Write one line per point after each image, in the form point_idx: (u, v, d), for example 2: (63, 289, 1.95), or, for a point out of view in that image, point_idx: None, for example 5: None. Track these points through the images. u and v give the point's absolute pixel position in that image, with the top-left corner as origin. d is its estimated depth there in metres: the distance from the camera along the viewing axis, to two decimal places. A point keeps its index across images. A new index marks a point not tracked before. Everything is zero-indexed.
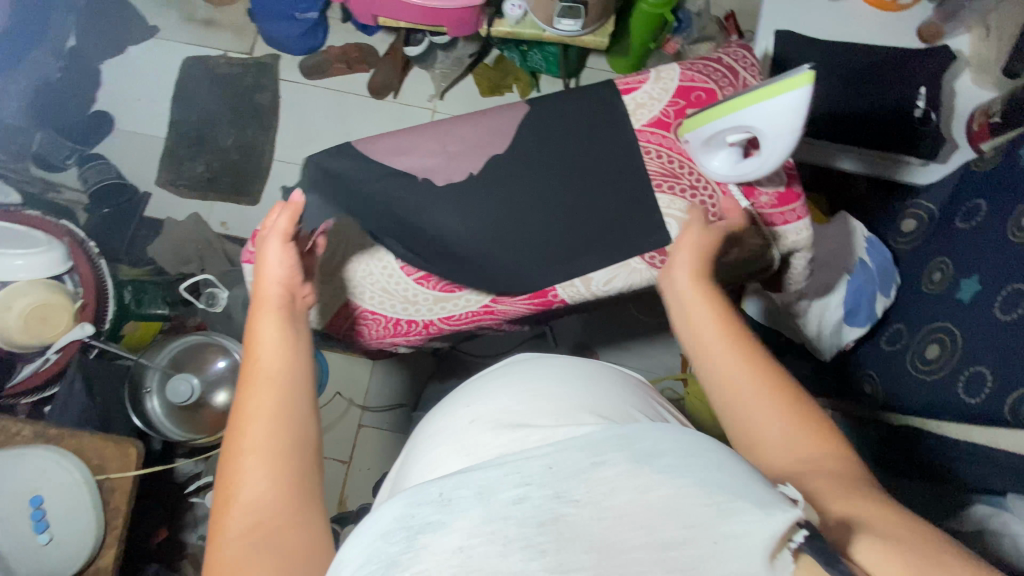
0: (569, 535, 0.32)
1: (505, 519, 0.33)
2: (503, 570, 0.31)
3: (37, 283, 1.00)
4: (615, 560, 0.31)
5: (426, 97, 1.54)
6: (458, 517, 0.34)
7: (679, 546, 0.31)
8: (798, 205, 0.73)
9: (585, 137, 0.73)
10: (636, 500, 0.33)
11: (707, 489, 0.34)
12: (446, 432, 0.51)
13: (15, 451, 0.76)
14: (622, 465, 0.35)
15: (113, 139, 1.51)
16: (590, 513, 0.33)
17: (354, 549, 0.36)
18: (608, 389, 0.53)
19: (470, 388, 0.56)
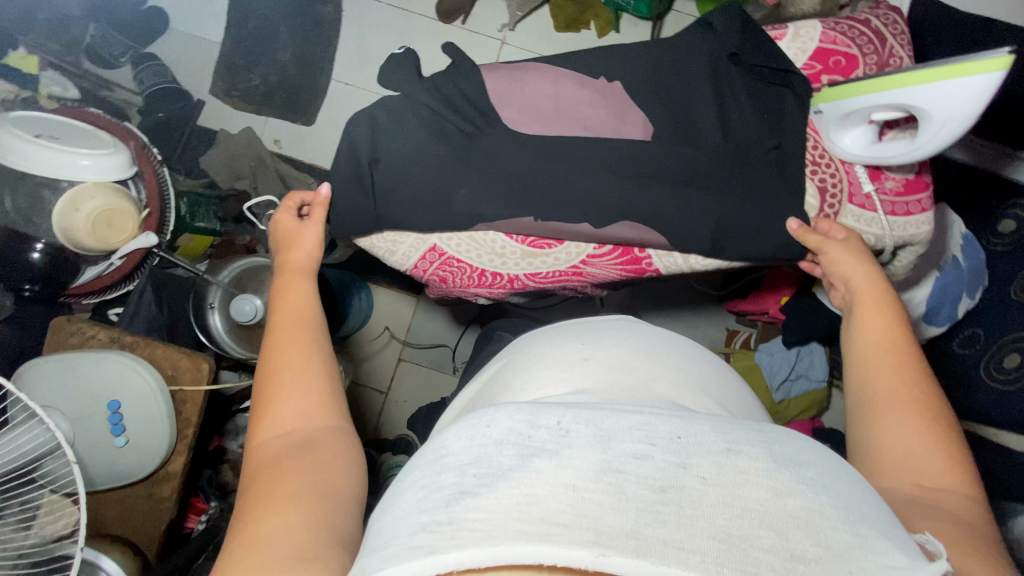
0: (691, 511, 0.30)
1: (623, 474, 0.31)
2: (615, 525, 0.29)
3: (103, 186, 0.97)
4: (738, 554, 0.28)
5: (497, 26, 1.44)
6: (573, 453, 0.32)
7: (813, 562, 0.28)
8: (924, 195, 0.68)
9: (714, 89, 0.66)
10: (769, 500, 0.30)
11: (853, 517, 0.30)
12: (552, 360, 0.49)
13: (94, 353, 0.78)
14: (760, 463, 0.32)
15: (167, 40, 1.44)
16: (714, 493, 0.31)
17: (458, 441, 0.35)
18: (705, 376, 0.51)
19: (577, 329, 0.55)
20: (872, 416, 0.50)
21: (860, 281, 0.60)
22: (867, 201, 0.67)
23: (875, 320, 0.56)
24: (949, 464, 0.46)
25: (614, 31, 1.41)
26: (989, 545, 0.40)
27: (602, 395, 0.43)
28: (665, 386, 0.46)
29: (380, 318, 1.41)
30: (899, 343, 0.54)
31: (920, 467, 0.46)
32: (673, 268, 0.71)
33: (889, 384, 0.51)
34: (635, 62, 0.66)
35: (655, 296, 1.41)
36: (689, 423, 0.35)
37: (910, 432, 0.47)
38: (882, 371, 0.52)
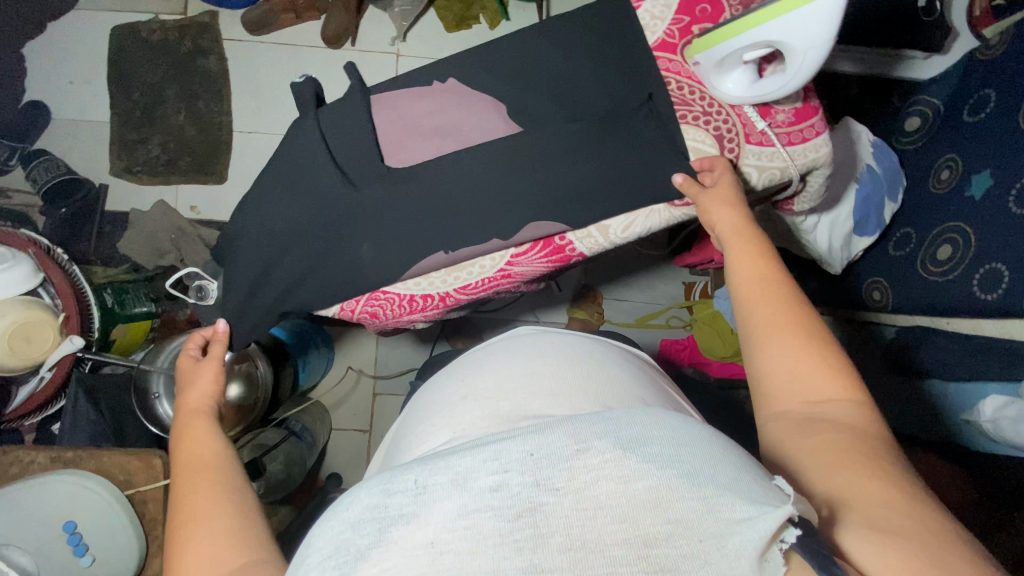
0: (546, 528, 0.33)
1: (481, 513, 0.33)
2: (477, 570, 0.31)
3: (11, 301, 0.92)
4: (595, 559, 0.32)
5: (388, 40, 1.42)
6: (429, 512, 0.34)
7: (662, 543, 0.32)
8: (817, 119, 0.68)
9: (586, 59, 0.70)
10: (619, 491, 0.34)
11: (699, 483, 0.34)
12: (444, 402, 0.55)
13: (36, 480, 0.74)
14: (607, 453, 0.35)
15: (51, 132, 1.37)
16: (568, 503, 0.33)
17: (323, 534, 0.36)
18: (604, 372, 0.54)
19: (477, 360, 0.60)
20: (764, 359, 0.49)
21: (734, 246, 0.57)
22: (764, 137, 0.68)
23: (751, 263, 0.54)
24: (851, 419, 0.44)
25: (504, 19, 1.39)
26: (933, 521, 0.36)
27: (481, 429, 0.47)
28: (542, 401, 0.49)
29: (343, 359, 1.39)
30: (776, 301, 0.51)
31: (848, 449, 0.41)
32: (598, 249, 0.71)
33: (790, 348, 0.48)
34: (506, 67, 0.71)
35: (607, 269, 1.43)
36: (543, 431, 0.37)
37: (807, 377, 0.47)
38: (771, 312, 0.50)
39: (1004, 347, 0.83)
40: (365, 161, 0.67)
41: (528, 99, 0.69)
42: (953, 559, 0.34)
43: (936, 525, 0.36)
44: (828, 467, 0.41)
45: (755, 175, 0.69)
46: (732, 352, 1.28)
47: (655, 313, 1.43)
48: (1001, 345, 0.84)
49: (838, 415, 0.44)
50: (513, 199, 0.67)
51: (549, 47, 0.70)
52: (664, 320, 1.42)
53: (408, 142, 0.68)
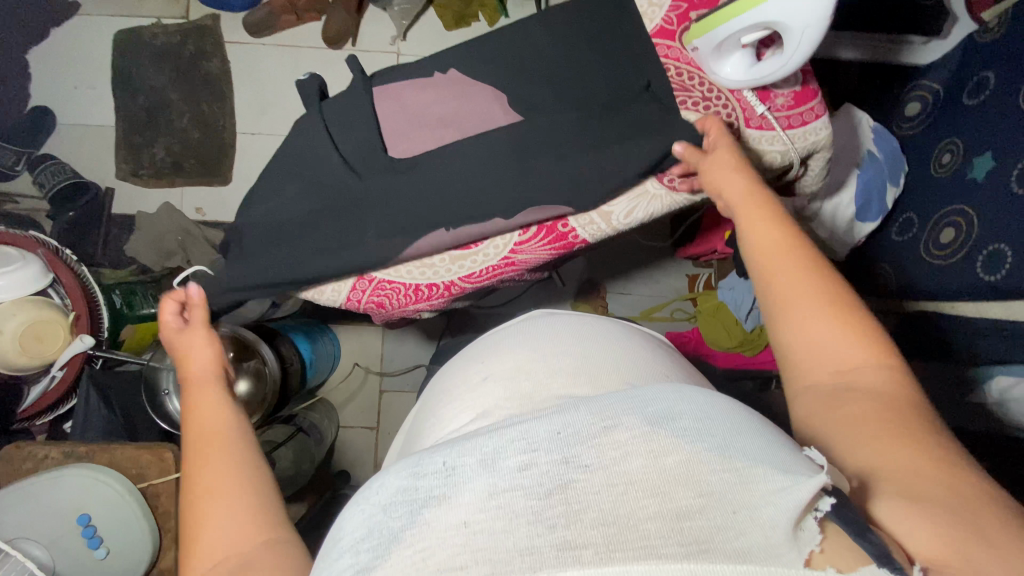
0: (577, 503, 0.32)
1: (512, 491, 0.33)
2: (511, 545, 0.31)
3: (22, 302, 0.93)
4: (631, 534, 0.31)
5: (388, 39, 1.43)
6: (460, 492, 0.34)
7: (696, 515, 0.31)
8: (815, 102, 0.68)
9: (591, 49, 0.72)
10: (649, 466, 0.33)
11: (727, 456, 0.34)
12: (460, 387, 0.55)
13: (49, 474, 0.74)
14: (635, 429, 0.35)
15: (58, 137, 1.39)
16: (600, 479, 0.33)
17: (353, 520, 0.37)
18: (620, 351, 0.54)
19: (489, 344, 0.60)
20: (787, 331, 0.49)
21: (745, 213, 0.57)
22: (763, 121, 0.68)
23: (764, 232, 0.54)
24: (875, 385, 0.44)
25: (502, 16, 1.40)
26: (966, 485, 0.36)
27: (501, 411, 0.48)
28: (561, 381, 0.50)
29: (349, 356, 1.40)
30: (794, 267, 0.50)
31: (875, 419, 0.42)
32: (600, 235, 0.72)
33: (812, 317, 0.48)
34: (505, 60, 0.71)
35: (611, 262, 1.44)
36: (569, 414, 0.38)
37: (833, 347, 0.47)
38: (792, 281, 0.50)
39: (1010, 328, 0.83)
40: (369, 155, 0.69)
41: (528, 91, 0.70)
42: (988, 522, 0.34)
43: (969, 489, 0.36)
44: (855, 438, 0.42)
45: (755, 159, 0.70)
46: (738, 343, 1.28)
47: (659, 305, 1.43)
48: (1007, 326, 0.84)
49: (863, 382, 0.44)
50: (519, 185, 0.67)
51: (548, 41, 0.72)
52: (668, 312, 1.42)
53: (412, 134, 0.69)
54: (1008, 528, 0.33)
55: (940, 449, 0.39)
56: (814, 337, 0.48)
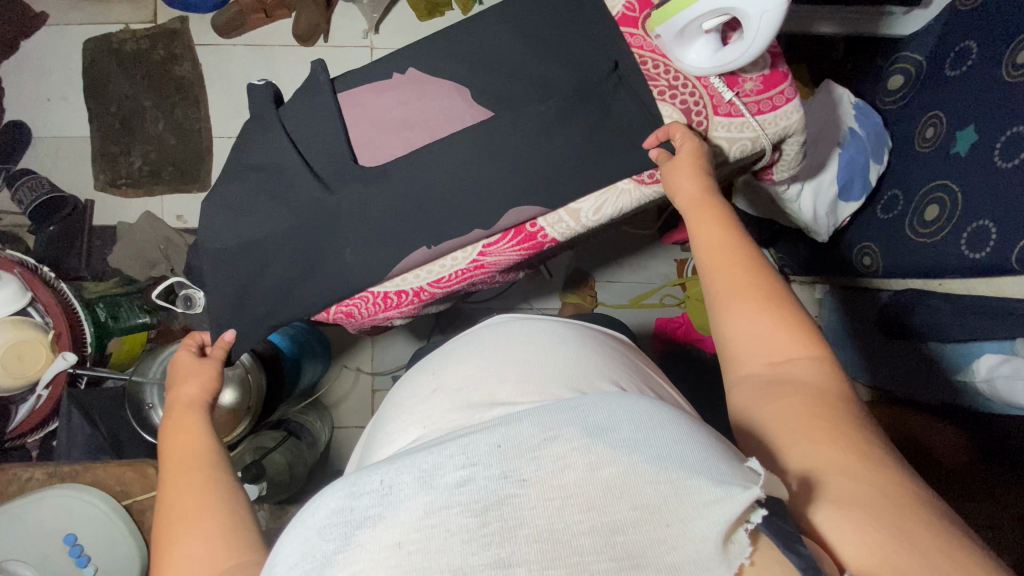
0: (513, 520, 0.30)
1: (446, 509, 0.30)
2: (446, 567, 0.29)
3: (1, 322, 0.94)
4: (564, 550, 0.29)
5: (360, 33, 1.40)
6: (394, 513, 0.31)
7: (631, 529, 0.30)
8: (786, 86, 0.66)
9: (555, 35, 0.68)
10: (588, 478, 0.31)
11: (663, 464, 0.32)
12: (412, 399, 0.54)
13: (33, 495, 0.75)
14: (575, 440, 0.32)
15: (34, 151, 1.37)
16: (538, 493, 0.31)
17: (285, 549, 0.33)
18: (575, 353, 0.54)
19: (449, 352, 0.59)
20: (723, 328, 0.50)
21: (702, 218, 0.55)
22: (732, 107, 0.66)
23: (711, 233, 0.54)
24: (812, 378, 0.45)
25: (477, 4, 1.37)
26: (901, 490, 0.37)
27: (447, 424, 0.47)
28: (511, 387, 0.49)
29: (338, 358, 1.39)
30: (731, 263, 0.51)
31: (798, 415, 0.43)
32: (571, 233, 0.70)
33: (749, 311, 0.48)
34: (465, 54, 0.69)
35: (598, 251, 1.42)
36: (512, 421, 0.34)
37: (774, 339, 0.47)
38: (726, 276, 0.51)
39: (997, 305, 0.81)
40: (335, 161, 0.66)
41: (494, 83, 0.67)
42: (923, 531, 0.34)
43: (904, 491, 0.37)
44: (790, 435, 0.42)
45: (725, 147, 0.67)
46: None
47: (648, 292, 1.42)
48: (994, 303, 0.82)
49: (801, 375, 0.45)
50: (482, 188, 0.66)
51: (510, 29, 0.68)
52: (657, 298, 1.41)
53: (376, 139, 0.67)
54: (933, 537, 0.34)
55: (873, 448, 0.40)
56: (760, 335, 0.48)
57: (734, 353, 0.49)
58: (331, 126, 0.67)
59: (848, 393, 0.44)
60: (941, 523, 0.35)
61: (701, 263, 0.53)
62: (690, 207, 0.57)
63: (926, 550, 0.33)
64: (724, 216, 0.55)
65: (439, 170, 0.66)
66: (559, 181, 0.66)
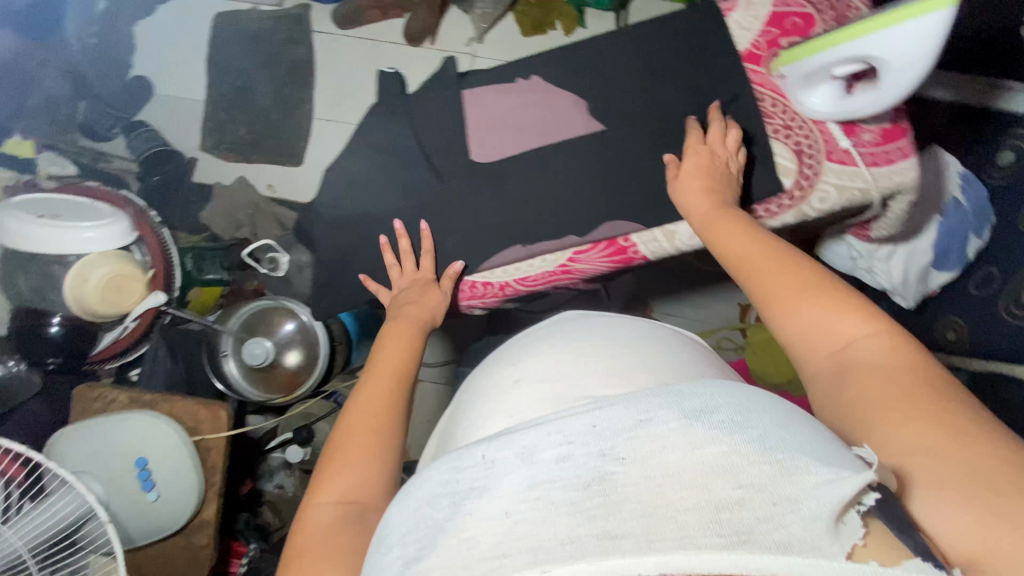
0: (616, 494, 0.31)
1: (550, 482, 0.32)
2: (551, 536, 0.30)
3: (108, 255, 1.00)
4: (668, 523, 0.29)
5: (465, 40, 1.46)
6: (499, 484, 0.33)
7: (733, 508, 0.30)
8: (905, 141, 0.65)
9: (679, 62, 0.70)
10: (688, 458, 0.31)
11: (765, 448, 0.32)
12: (494, 392, 0.55)
13: (117, 416, 0.80)
14: (672, 422, 0.33)
15: (154, 107, 1.49)
16: (638, 472, 0.31)
17: (398, 515, 0.36)
18: (667, 355, 0.54)
19: (528, 346, 0.61)
20: (776, 322, 0.51)
21: (727, 231, 0.58)
22: (846, 155, 0.65)
23: (736, 238, 0.57)
24: (878, 355, 0.45)
25: (581, 27, 1.43)
26: (992, 461, 0.36)
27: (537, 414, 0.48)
28: (595, 379, 0.50)
29: None
30: (769, 259, 0.53)
31: (880, 395, 0.42)
32: (662, 253, 0.70)
33: (797, 302, 0.50)
34: (588, 71, 0.71)
35: (661, 282, 1.42)
36: (605, 408, 0.35)
37: (830, 324, 0.48)
38: (766, 275, 0.52)
39: None
40: (451, 150, 0.70)
41: (610, 98, 0.70)
42: (1022, 517, 0.33)
43: (1019, 471, 0.35)
44: (873, 415, 0.41)
45: (835, 194, 0.66)
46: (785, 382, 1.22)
47: (705, 332, 1.40)
48: None
49: (863, 356, 0.45)
50: (585, 197, 0.69)
51: (633, 51, 0.71)
52: (713, 339, 1.39)
53: (492, 136, 0.71)
54: None
55: (965, 424, 0.39)
56: (811, 323, 0.48)
57: (795, 342, 0.49)
58: (452, 119, 0.71)
59: (917, 357, 0.44)
60: None
61: (739, 270, 0.55)
62: (715, 218, 0.60)
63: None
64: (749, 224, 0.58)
65: (547, 174, 0.69)
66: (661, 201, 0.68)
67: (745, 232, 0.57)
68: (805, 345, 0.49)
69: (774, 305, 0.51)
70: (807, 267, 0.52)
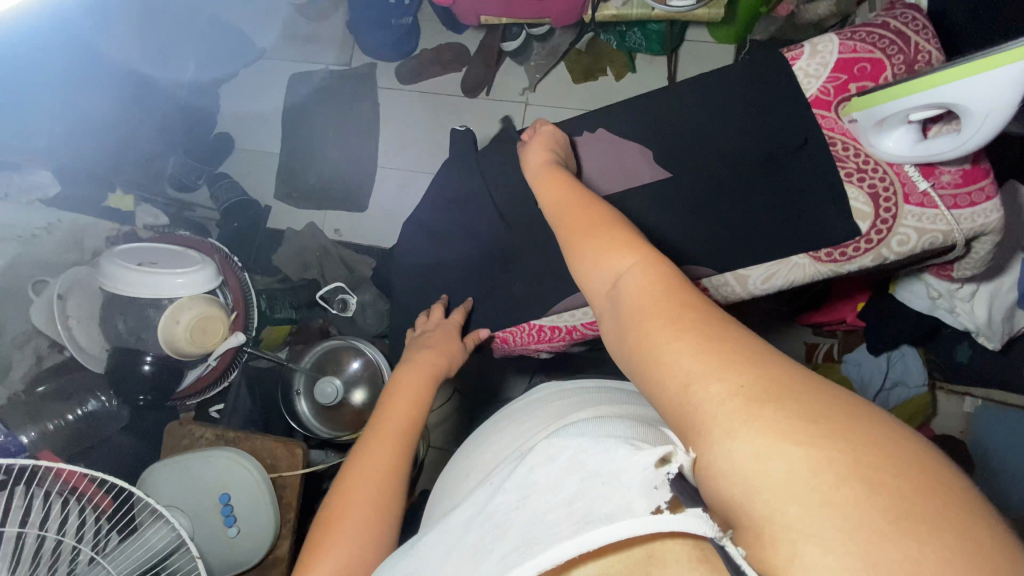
0: (509, 529, 0.34)
1: (467, 541, 0.36)
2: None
3: (196, 298, 1.05)
4: (540, 532, 0.32)
5: (519, 90, 1.53)
6: (435, 557, 0.37)
7: (578, 499, 0.33)
8: (987, 182, 0.63)
9: (744, 110, 0.71)
10: (550, 477, 0.35)
11: (598, 446, 0.36)
12: (466, 469, 0.55)
13: (204, 452, 0.85)
14: (540, 456, 0.38)
15: (234, 160, 1.63)
16: (520, 504, 0.35)
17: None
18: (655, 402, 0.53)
19: (504, 420, 0.60)
20: (579, 262, 0.49)
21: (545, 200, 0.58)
22: (925, 198, 0.64)
23: (551, 205, 0.57)
24: (644, 284, 0.42)
25: (631, 72, 1.48)
26: (776, 388, 0.33)
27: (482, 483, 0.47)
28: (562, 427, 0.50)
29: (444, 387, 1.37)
30: (569, 217, 0.53)
31: (657, 321, 0.39)
32: (734, 296, 0.71)
33: (592, 244, 0.48)
34: (652, 122, 0.74)
35: None
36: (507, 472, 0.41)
37: (617, 260, 0.45)
38: (572, 228, 0.52)
39: None
40: (519, 201, 0.74)
41: (674, 146, 0.73)
42: (807, 449, 0.30)
43: (796, 385, 0.33)
44: (655, 347, 0.38)
45: (913, 238, 0.65)
46: None
47: None
48: None
49: (637, 284, 0.43)
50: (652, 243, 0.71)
51: (695, 100, 0.73)
52: None
53: None
54: (837, 447, 0.29)
55: (740, 346, 0.36)
56: (604, 260, 0.46)
57: (595, 283, 0.47)
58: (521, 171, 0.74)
59: (676, 284, 0.41)
60: (843, 425, 0.31)
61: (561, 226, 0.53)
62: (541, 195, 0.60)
63: (812, 443, 0.30)
64: (566, 187, 0.58)
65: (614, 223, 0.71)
66: (730, 247, 0.69)
67: (566, 196, 0.56)
68: (601, 284, 0.46)
69: (580, 248, 0.49)
70: (603, 219, 0.51)
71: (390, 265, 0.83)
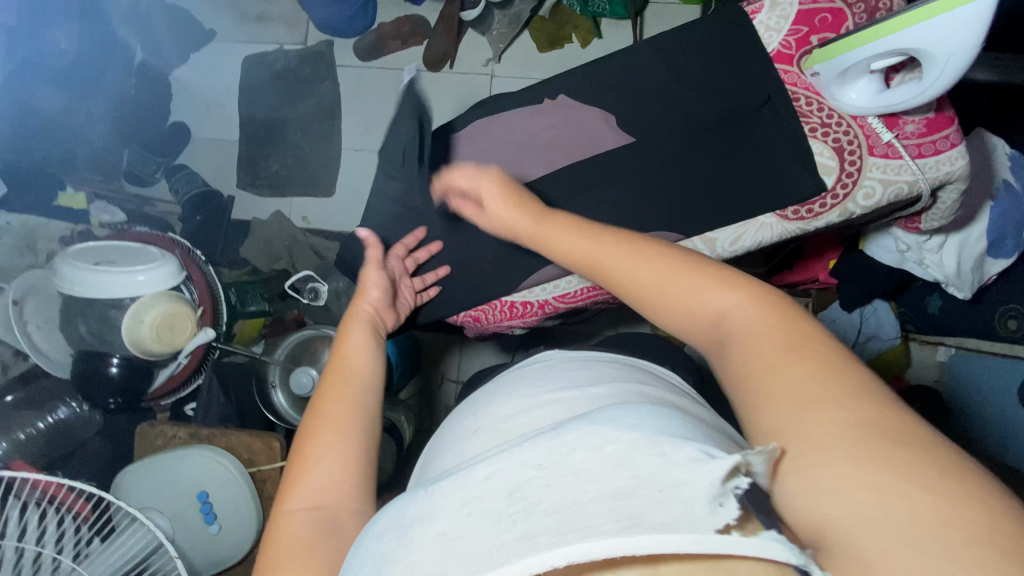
0: (535, 498, 0.27)
1: (480, 497, 0.28)
2: (481, 547, 0.26)
3: (158, 296, 1.01)
4: (576, 519, 0.26)
5: (483, 61, 1.49)
6: (436, 505, 0.29)
7: (630, 495, 0.26)
8: (953, 129, 0.62)
9: (706, 69, 0.70)
10: (593, 454, 0.28)
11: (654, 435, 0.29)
12: (458, 429, 0.49)
13: (178, 451, 0.83)
14: (582, 425, 0.30)
15: (192, 150, 1.57)
16: (553, 473, 0.28)
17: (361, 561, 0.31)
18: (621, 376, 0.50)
19: (496, 387, 0.54)
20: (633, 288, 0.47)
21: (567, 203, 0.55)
22: (890, 149, 0.63)
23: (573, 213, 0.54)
24: (736, 310, 0.40)
25: (597, 37, 1.44)
26: (903, 430, 0.31)
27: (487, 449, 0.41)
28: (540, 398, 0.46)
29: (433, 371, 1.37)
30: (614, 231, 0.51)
31: (768, 348, 0.37)
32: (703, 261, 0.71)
33: (652, 261, 0.46)
34: (614, 87, 0.72)
35: None
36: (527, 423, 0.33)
37: (697, 280, 0.43)
38: (624, 247, 0.49)
39: None
40: None
41: (637, 111, 0.71)
42: (936, 497, 0.28)
43: (911, 434, 0.31)
44: (762, 376, 0.36)
45: (880, 190, 0.65)
46: None
47: None
48: None
49: (729, 310, 0.41)
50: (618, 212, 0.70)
51: (658, 61, 0.71)
52: None
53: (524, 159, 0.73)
54: (980, 497, 0.28)
55: (866, 388, 0.34)
56: (682, 282, 0.44)
57: (659, 303, 0.45)
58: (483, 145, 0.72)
59: (782, 314, 0.39)
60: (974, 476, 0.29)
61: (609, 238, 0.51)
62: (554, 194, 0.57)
63: (924, 491, 0.28)
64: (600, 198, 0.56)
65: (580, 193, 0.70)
66: (695, 210, 0.69)
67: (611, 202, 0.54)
68: (673, 306, 0.44)
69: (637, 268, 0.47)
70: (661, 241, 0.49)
71: (356, 250, 0.81)
